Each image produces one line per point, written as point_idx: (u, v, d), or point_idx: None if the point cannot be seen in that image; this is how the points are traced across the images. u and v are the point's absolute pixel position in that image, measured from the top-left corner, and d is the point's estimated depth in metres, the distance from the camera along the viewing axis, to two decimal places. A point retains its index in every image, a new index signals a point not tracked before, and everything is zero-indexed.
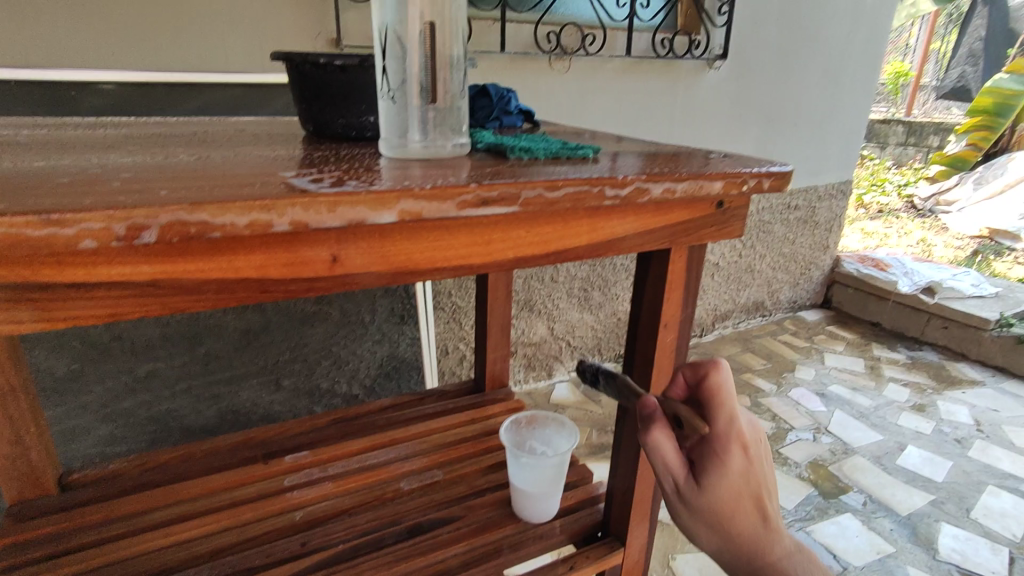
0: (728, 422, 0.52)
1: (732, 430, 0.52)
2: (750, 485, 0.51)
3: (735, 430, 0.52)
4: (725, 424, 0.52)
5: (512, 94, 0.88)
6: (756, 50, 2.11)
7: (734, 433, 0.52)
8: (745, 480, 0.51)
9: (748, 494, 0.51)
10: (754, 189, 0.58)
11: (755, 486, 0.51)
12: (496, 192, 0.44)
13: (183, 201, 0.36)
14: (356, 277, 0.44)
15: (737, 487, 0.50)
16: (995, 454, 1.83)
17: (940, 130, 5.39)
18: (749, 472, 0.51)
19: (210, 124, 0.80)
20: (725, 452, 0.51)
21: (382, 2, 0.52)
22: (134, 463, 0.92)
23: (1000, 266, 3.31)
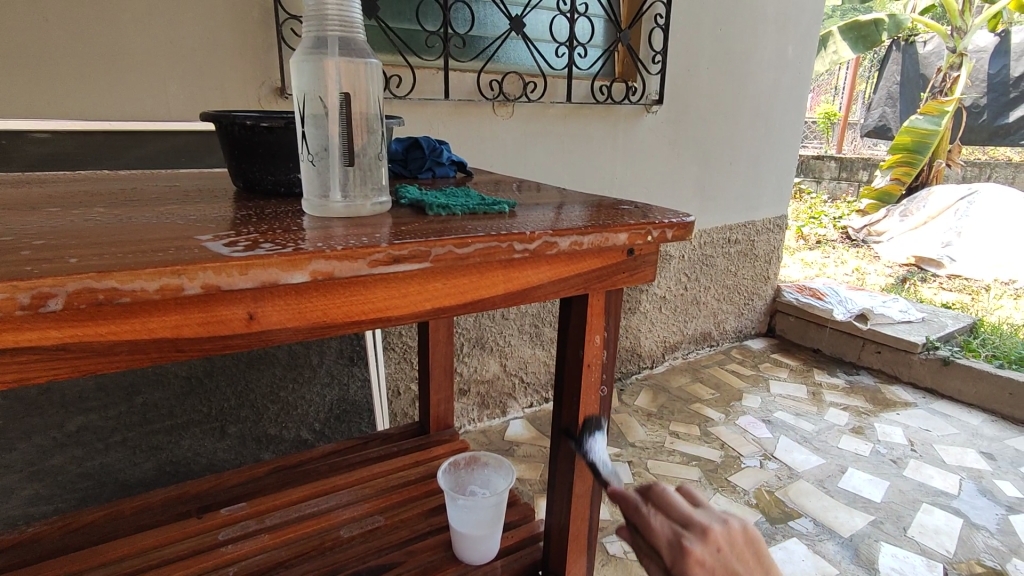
0: (668, 543, 0.54)
1: (683, 554, 0.52)
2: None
3: (685, 549, 0.52)
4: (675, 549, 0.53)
5: (445, 145, 0.91)
6: (690, 96, 2.24)
7: (677, 552, 0.53)
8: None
9: None
10: (658, 238, 0.63)
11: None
12: (408, 250, 0.47)
13: (93, 269, 0.37)
14: (273, 332, 0.46)
15: None
16: (928, 472, 1.93)
17: (869, 165, 5.76)
18: None
19: (142, 178, 0.81)
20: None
21: (300, 75, 0.56)
22: (59, 524, 0.89)
23: (927, 292, 3.53)
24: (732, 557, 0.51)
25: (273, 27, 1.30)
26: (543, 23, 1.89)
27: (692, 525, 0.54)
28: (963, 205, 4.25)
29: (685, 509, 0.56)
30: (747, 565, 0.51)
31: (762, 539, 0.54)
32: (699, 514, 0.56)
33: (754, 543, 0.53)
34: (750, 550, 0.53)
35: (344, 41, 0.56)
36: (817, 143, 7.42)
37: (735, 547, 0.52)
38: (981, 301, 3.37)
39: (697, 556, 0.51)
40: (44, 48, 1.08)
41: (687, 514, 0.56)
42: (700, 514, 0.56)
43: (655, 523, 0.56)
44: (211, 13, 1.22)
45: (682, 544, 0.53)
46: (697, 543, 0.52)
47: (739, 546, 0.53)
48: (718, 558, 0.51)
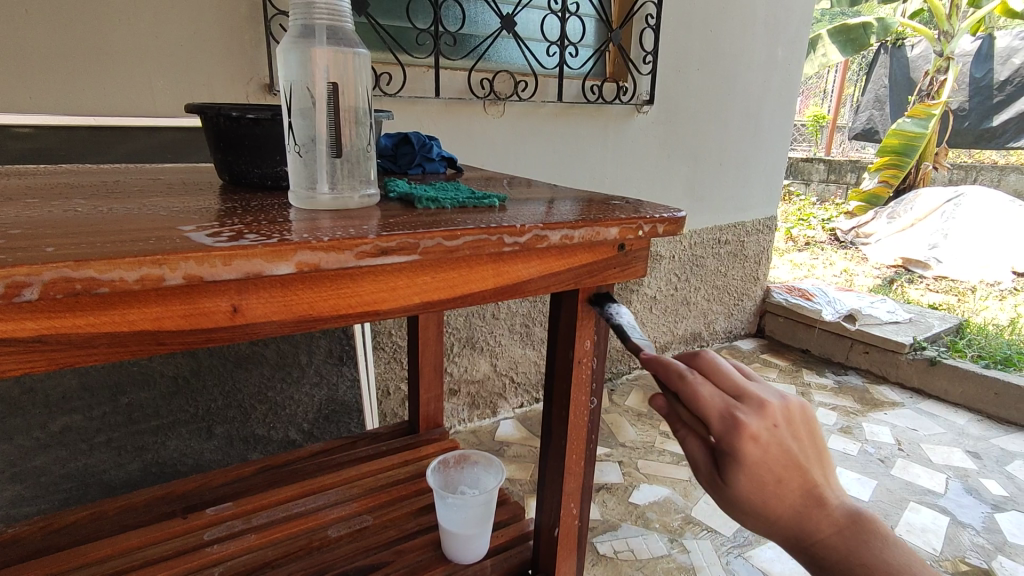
0: (720, 421, 0.46)
1: (736, 426, 0.45)
2: (779, 476, 0.44)
3: (739, 422, 0.45)
4: (728, 420, 0.45)
5: (435, 141, 0.91)
6: (681, 96, 2.24)
7: (732, 429, 0.45)
8: (769, 472, 0.44)
9: (772, 482, 0.44)
10: (649, 233, 0.63)
11: (787, 473, 0.45)
12: (396, 242, 0.46)
13: (70, 258, 0.36)
14: (258, 325, 0.45)
15: (765, 481, 0.44)
16: (915, 472, 1.94)
17: (856, 168, 5.82)
18: (761, 470, 0.44)
19: (126, 172, 0.79)
20: (734, 453, 0.44)
21: (287, 63, 0.55)
22: (40, 525, 0.87)
23: (914, 293, 3.56)
24: (789, 437, 0.46)
25: (262, 23, 1.28)
26: (534, 22, 1.89)
27: (745, 399, 0.47)
28: (949, 206, 4.32)
29: (736, 379, 0.48)
30: (801, 447, 0.46)
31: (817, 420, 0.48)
32: (752, 386, 0.48)
33: (810, 422, 0.47)
34: (804, 428, 0.47)
35: (332, 31, 0.55)
36: (806, 146, 7.48)
37: (792, 426, 0.46)
38: (967, 303, 3.40)
39: (752, 431, 0.45)
40: (27, 41, 1.06)
41: (740, 385, 0.48)
42: (751, 384, 0.48)
43: (704, 389, 0.47)
44: (198, 8, 1.21)
45: (736, 417, 0.45)
46: (752, 417, 0.45)
47: (793, 425, 0.47)
48: (773, 435, 0.45)
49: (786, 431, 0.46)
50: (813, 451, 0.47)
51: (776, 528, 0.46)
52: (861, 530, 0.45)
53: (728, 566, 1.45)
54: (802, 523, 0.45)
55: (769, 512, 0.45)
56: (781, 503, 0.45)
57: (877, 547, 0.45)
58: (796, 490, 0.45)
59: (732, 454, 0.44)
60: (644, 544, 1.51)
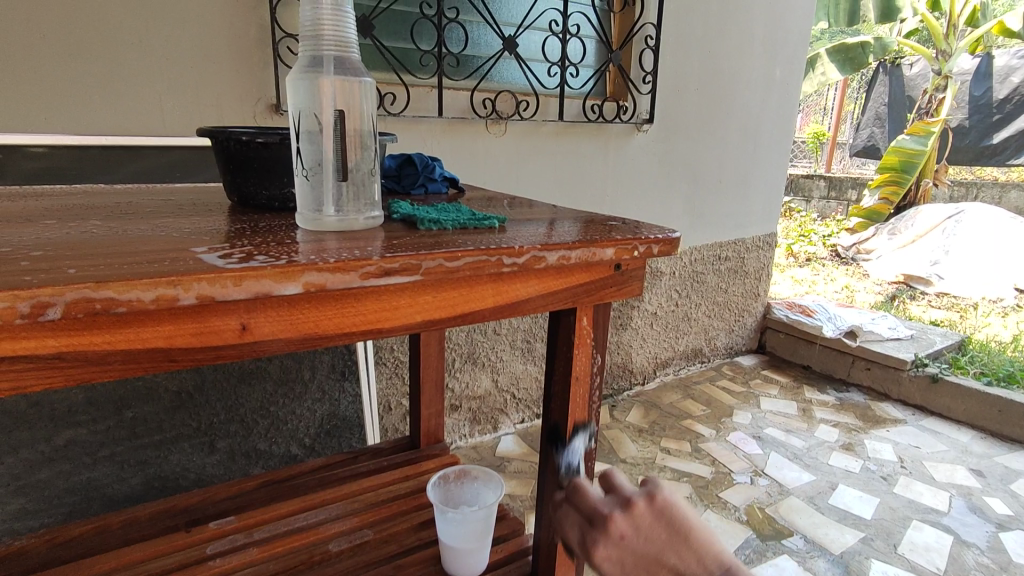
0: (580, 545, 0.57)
1: (591, 552, 0.55)
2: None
3: (591, 549, 0.55)
4: (584, 551, 0.56)
5: (438, 162, 0.93)
6: (681, 115, 2.28)
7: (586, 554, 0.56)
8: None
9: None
10: (644, 254, 0.65)
11: (648, 574, 0.52)
12: (398, 263, 0.48)
13: (89, 279, 0.38)
14: (265, 343, 0.47)
15: None
16: (918, 489, 1.93)
17: (857, 184, 5.86)
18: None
19: (137, 193, 0.81)
20: (600, 571, 0.55)
21: (295, 91, 0.57)
22: (46, 538, 0.88)
23: (916, 310, 3.57)
24: (640, 540, 0.53)
25: (270, 45, 1.32)
26: (536, 43, 1.93)
27: (597, 519, 0.56)
28: (949, 223, 4.33)
29: (593, 500, 0.58)
30: (657, 547, 0.52)
31: (673, 507, 0.53)
32: (605, 504, 0.56)
33: (661, 519, 0.53)
34: (658, 528, 0.53)
35: (339, 61, 0.58)
36: (806, 162, 7.54)
37: (643, 527, 0.53)
38: (969, 320, 3.41)
39: (602, 550, 0.54)
40: (42, 64, 1.09)
41: (592, 509, 0.57)
42: (604, 502, 0.57)
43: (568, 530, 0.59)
44: (208, 32, 1.25)
45: (590, 543, 0.55)
46: (600, 538, 0.54)
47: (643, 530, 0.53)
48: (622, 546, 0.53)
49: (633, 538, 0.53)
50: (668, 544, 0.52)
51: None
52: None
53: None
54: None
55: None
56: None
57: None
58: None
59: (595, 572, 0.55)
60: None
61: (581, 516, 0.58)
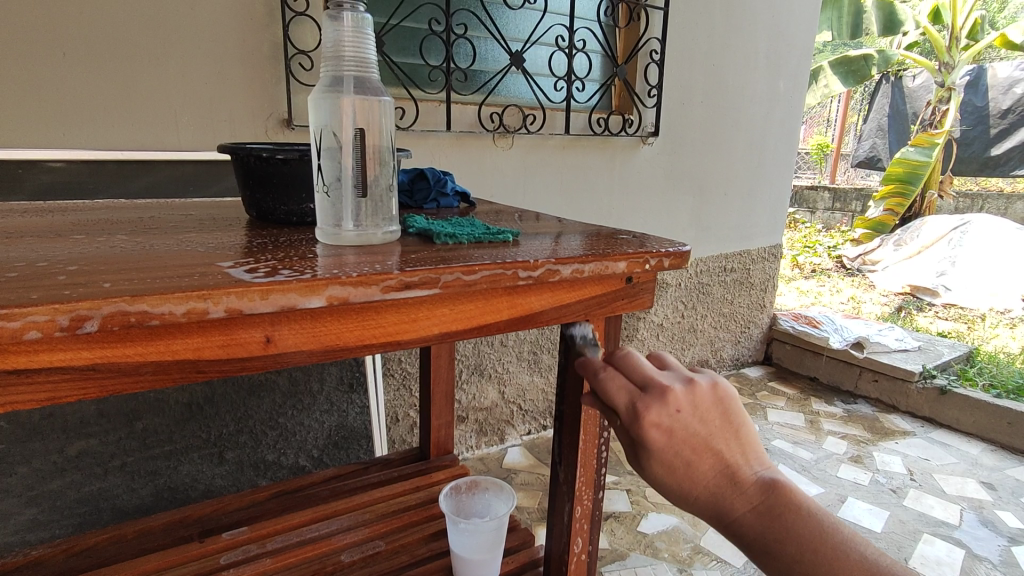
0: (624, 403, 0.50)
1: (638, 416, 0.48)
2: (692, 462, 0.47)
3: (640, 413, 0.48)
4: (632, 413, 0.49)
5: (449, 176, 0.95)
6: (686, 128, 2.30)
7: (631, 420, 0.49)
8: (676, 456, 0.47)
9: (686, 457, 0.47)
10: (655, 267, 0.66)
11: (696, 455, 0.47)
12: (418, 277, 0.50)
13: (125, 293, 0.39)
14: (289, 355, 0.48)
15: (675, 464, 0.47)
16: (928, 502, 1.92)
17: (862, 196, 5.87)
18: (664, 453, 0.47)
19: (156, 208, 0.83)
20: (640, 441, 0.48)
21: (317, 109, 0.59)
22: (61, 547, 0.89)
23: (923, 321, 3.56)
24: (698, 420, 0.48)
25: (282, 61, 1.35)
26: (542, 58, 1.96)
27: (651, 387, 0.49)
28: (955, 234, 4.32)
29: (647, 370, 0.51)
30: (710, 430, 0.48)
31: (733, 398, 0.50)
32: (662, 376, 0.50)
33: (720, 403, 0.49)
34: (716, 411, 0.49)
35: (359, 81, 0.59)
36: (810, 173, 7.56)
37: (700, 408, 0.48)
38: (977, 331, 3.39)
39: (653, 418, 0.48)
40: (61, 82, 1.12)
41: (646, 375, 0.51)
42: (660, 374, 0.51)
43: (613, 385, 0.50)
44: (223, 49, 1.28)
45: (639, 407, 0.48)
46: (654, 405, 0.48)
47: (702, 410, 0.49)
48: (677, 420, 0.48)
49: (692, 414, 0.48)
50: (722, 431, 0.48)
51: (696, 506, 0.48)
52: (777, 505, 0.46)
53: None
54: (714, 501, 0.47)
55: (686, 495, 0.48)
56: (699, 486, 0.47)
57: (792, 518, 0.46)
58: (708, 472, 0.47)
59: (634, 443, 0.48)
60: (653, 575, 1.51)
61: (628, 376, 0.51)
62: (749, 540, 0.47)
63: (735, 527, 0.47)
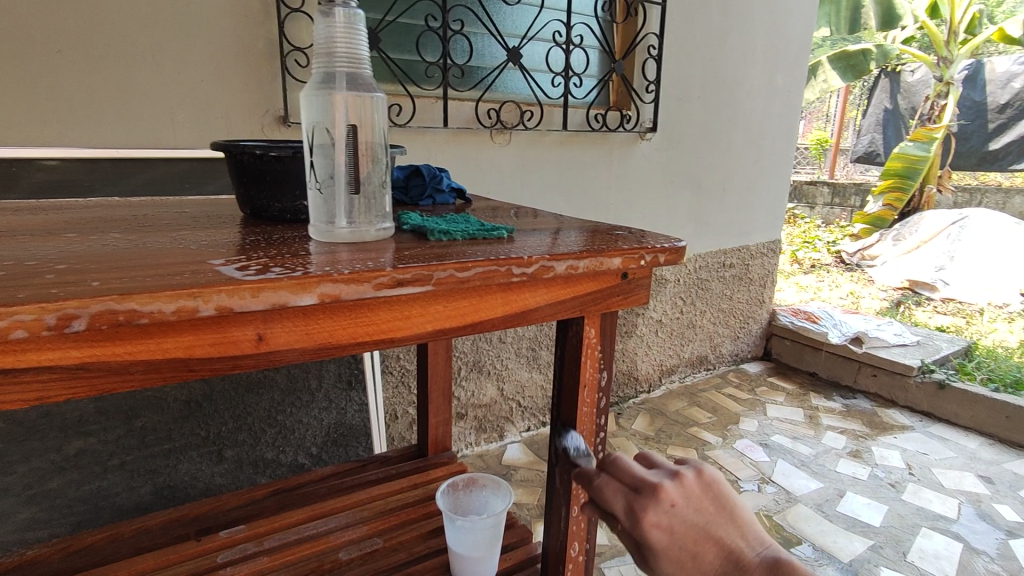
0: (624, 508, 0.55)
1: (638, 517, 0.53)
2: (695, 552, 0.51)
3: (639, 514, 0.53)
4: (631, 517, 0.54)
5: (445, 173, 0.94)
6: (684, 124, 2.29)
7: (635, 525, 0.53)
8: (681, 551, 0.52)
9: (688, 548, 0.52)
10: (651, 263, 0.65)
11: (695, 544, 0.52)
12: (411, 274, 0.49)
13: (113, 291, 0.39)
14: (281, 353, 0.48)
15: (680, 557, 0.51)
16: (926, 496, 1.93)
17: (861, 191, 5.87)
18: (668, 548, 0.52)
19: (149, 205, 0.83)
20: (644, 541, 0.52)
21: (309, 106, 0.58)
22: (57, 547, 0.89)
23: (922, 316, 3.56)
24: (690, 509, 0.53)
25: (278, 58, 1.34)
26: (539, 53, 1.95)
27: (645, 487, 0.55)
28: (954, 228, 4.32)
29: (637, 473, 0.57)
30: (703, 517, 0.53)
31: (717, 484, 0.55)
32: (651, 475, 0.56)
33: (705, 491, 0.55)
34: (704, 500, 0.54)
35: (352, 77, 0.59)
36: (810, 169, 7.55)
37: (692, 499, 0.54)
38: (975, 325, 3.39)
39: (652, 516, 0.52)
40: (55, 79, 1.12)
41: (637, 478, 0.56)
42: (649, 474, 0.57)
43: (610, 493, 0.56)
44: (218, 45, 1.27)
45: (636, 509, 0.53)
46: (649, 506, 0.53)
47: (694, 499, 0.54)
48: (673, 515, 0.53)
49: (686, 506, 0.53)
50: (714, 517, 0.53)
51: None
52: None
53: None
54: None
55: None
56: (703, 574, 0.51)
57: None
58: (713, 560, 0.51)
59: (641, 543, 0.53)
60: None
61: (622, 481, 0.57)
62: None
63: None
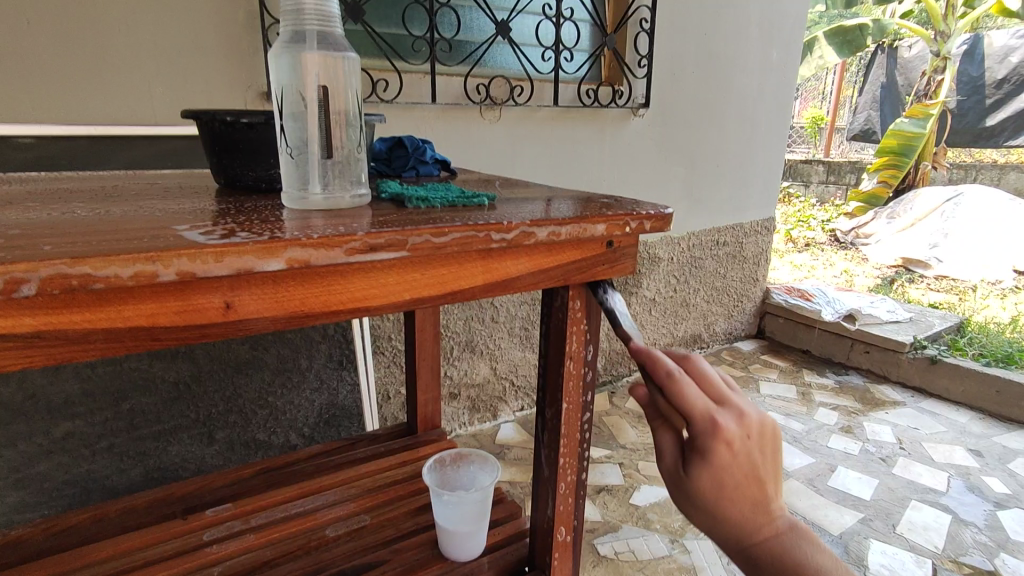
0: (701, 417, 0.48)
1: (715, 428, 0.47)
2: (744, 486, 0.48)
3: (718, 426, 0.47)
4: (708, 424, 0.47)
5: (429, 144, 0.91)
6: (677, 99, 2.26)
7: (711, 432, 0.47)
8: (734, 479, 0.47)
9: (744, 481, 0.47)
10: (636, 230, 0.64)
11: (750, 482, 0.47)
12: (384, 239, 0.48)
13: (65, 255, 0.37)
14: (250, 322, 0.46)
15: (729, 485, 0.47)
16: (917, 470, 1.94)
17: (856, 169, 5.84)
18: (729, 473, 0.47)
19: (126, 178, 0.80)
20: (707, 454, 0.47)
21: (278, 65, 0.56)
22: (41, 527, 0.88)
23: (915, 293, 3.56)
24: (762, 448, 0.48)
25: (259, 31, 1.31)
26: (529, 27, 1.91)
27: (726, 405, 0.49)
28: (948, 206, 4.31)
29: (718, 389, 0.50)
30: (767, 462, 0.48)
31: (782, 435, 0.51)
32: (732, 396, 0.50)
33: (779, 438, 0.50)
34: (773, 445, 0.49)
35: (323, 35, 0.57)
36: (804, 148, 7.51)
37: (765, 439, 0.49)
38: (968, 302, 3.40)
39: (728, 436, 0.47)
40: (28, 52, 1.08)
41: (721, 394, 0.50)
42: (730, 393, 0.50)
43: (691, 389, 0.48)
44: (197, 18, 1.23)
45: (716, 422, 0.47)
46: (729, 428, 0.47)
47: (765, 440, 0.49)
48: (746, 447, 0.47)
49: (758, 444, 0.48)
50: (775, 465, 0.49)
51: (724, 524, 0.49)
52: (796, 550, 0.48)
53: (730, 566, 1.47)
54: (747, 526, 0.49)
55: (720, 512, 0.48)
56: (738, 509, 0.48)
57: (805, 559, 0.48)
58: (754, 499, 0.48)
59: (701, 454, 0.47)
60: (644, 546, 1.52)
61: (703, 385, 0.50)
62: (760, 566, 0.49)
63: (756, 550, 0.49)
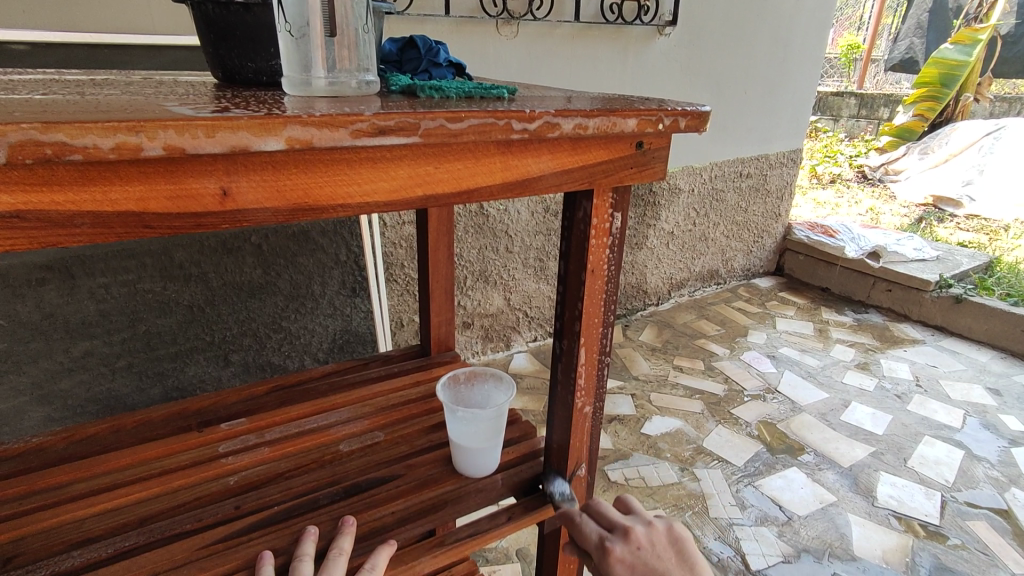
0: (596, 544, 0.71)
1: (608, 551, 0.69)
2: None
3: (609, 548, 0.69)
4: (602, 549, 0.70)
5: (445, 46, 0.81)
6: (707, 17, 2.11)
7: (603, 552, 0.70)
8: None
9: None
10: (670, 128, 0.58)
11: None
12: (394, 121, 0.43)
13: (36, 121, 0.33)
14: (248, 212, 0.43)
15: None
16: (932, 407, 1.92)
17: (890, 102, 5.56)
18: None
19: (121, 76, 0.75)
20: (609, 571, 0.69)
21: None
22: (61, 436, 0.89)
23: (943, 231, 3.45)
24: (650, 554, 0.70)
25: None
26: None
27: (617, 532, 0.72)
28: (987, 140, 4.09)
29: (611, 517, 0.74)
30: (661, 562, 0.70)
31: (676, 538, 0.73)
32: (624, 521, 0.73)
33: (666, 543, 0.72)
34: (663, 550, 0.72)
35: None
36: (837, 79, 7.14)
37: (653, 545, 0.71)
38: (998, 241, 3.29)
39: (618, 554, 0.69)
40: None
41: (615, 520, 0.74)
42: (623, 520, 0.74)
43: (586, 528, 0.73)
44: None
45: (608, 544, 0.70)
46: (619, 545, 0.70)
47: (655, 547, 0.71)
48: (637, 554, 0.69)
49: (646, 552, 0.70)
50: (671, 564, 0.70)
51: None
52: None
53: (738, 494, 1.49)
54: None
55: None
56: None
57: None
58: None
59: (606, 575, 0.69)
60: (654, 473, 1.54)
61: (599, 516, 0.75)
62: None
63: None
